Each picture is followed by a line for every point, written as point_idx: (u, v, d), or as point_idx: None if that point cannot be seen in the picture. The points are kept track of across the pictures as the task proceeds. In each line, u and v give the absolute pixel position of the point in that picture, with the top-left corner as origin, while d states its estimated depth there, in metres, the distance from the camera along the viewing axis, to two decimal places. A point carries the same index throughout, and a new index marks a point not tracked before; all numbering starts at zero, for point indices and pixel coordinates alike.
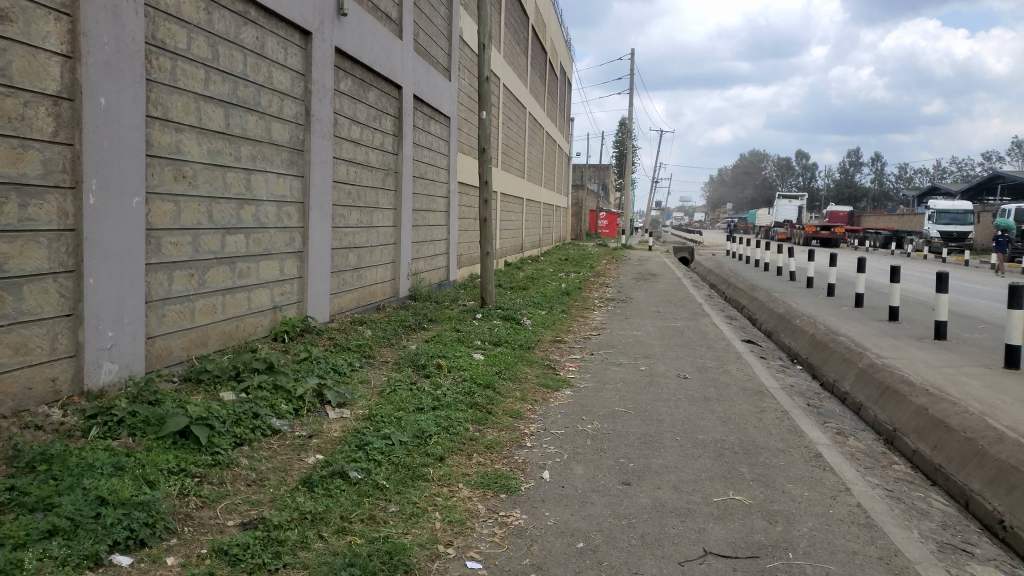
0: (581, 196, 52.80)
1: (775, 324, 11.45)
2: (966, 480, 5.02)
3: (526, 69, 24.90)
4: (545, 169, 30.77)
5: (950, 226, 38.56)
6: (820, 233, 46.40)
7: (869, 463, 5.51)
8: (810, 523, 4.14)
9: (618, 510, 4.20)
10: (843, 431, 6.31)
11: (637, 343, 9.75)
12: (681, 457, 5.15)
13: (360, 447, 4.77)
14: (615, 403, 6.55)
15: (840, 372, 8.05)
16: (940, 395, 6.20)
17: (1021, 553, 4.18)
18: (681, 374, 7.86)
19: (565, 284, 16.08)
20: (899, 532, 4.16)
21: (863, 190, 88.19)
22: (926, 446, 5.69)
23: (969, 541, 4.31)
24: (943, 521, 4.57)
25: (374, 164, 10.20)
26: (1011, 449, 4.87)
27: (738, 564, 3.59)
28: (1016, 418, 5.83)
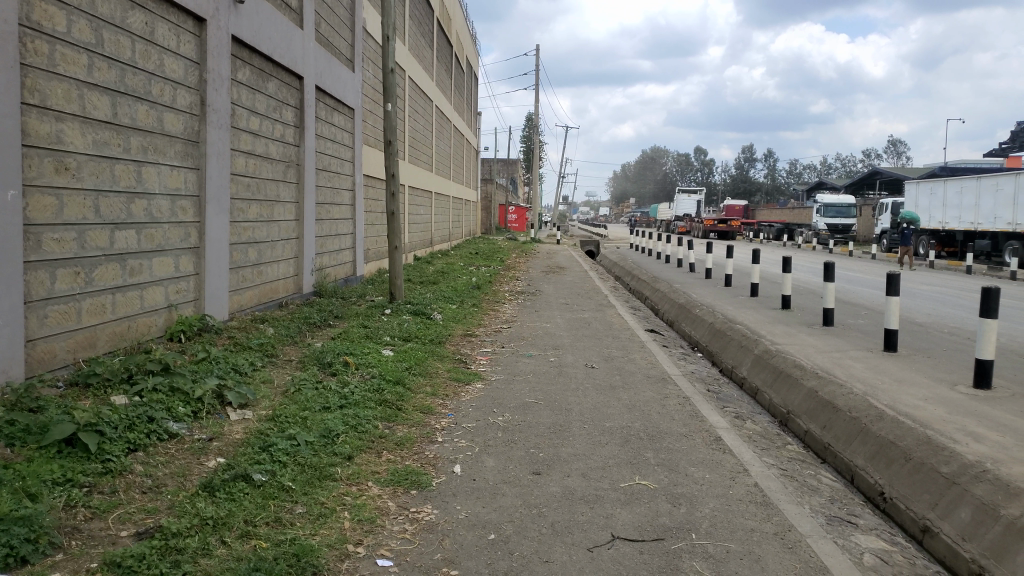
0: (489, 189, 52.87)
1: (677, 313, 11.81)
2: (852, 457, 5.32)
3: (432, 61, 24.70)
4: (453, 162, 30.65)
5: (836, 219, 40.79)
6: (717, 226, 48.18)
7: (766, 444, 5.75)
8: (711, 503, 4.29)
9: (529, 499, 4.24)
10: (742, 415, 6.57)
11: (546, 334, 9.85)
12: (589, 445, 5.24)
13: (264, 448, 4.61)
14: (525, 395, 6.60)
15: (738, 358, 8.39)
16: (828, 377, 6.55)
17: (900, 523, 4.50)
18: (589, 364, 8.00)
19: (475, 277, 16.07)
20: (792, 507, 4.36)
21: (758, 185, 92.08)
22: (817, 426, 6.00)
23: (854, 513, 4.60)
24: (832, 496, 4.84)
25: (274, 156, 9.88)
26: (891, 426, 5.23)
27: (644, 546, 3.69)
28: (897, 398, 6.22)
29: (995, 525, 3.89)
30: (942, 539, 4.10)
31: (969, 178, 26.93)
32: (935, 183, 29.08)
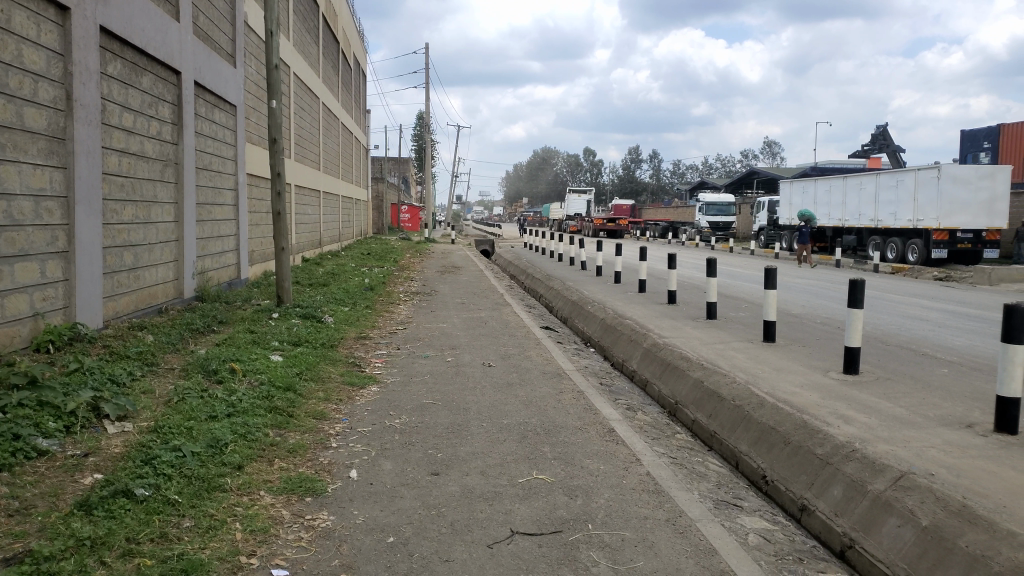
0: (380, 188, 52.11)
1: (571, 310, 12.05)
2: (737, 443, 5.60)
3: (318, 57, 24.10)
4: (342, 161, 30.03)
5: (718, 217, 42.70)
6: (607, 225, 49.44)
7: (656, 433, 5.96)
8: (606, 494, 4.40)
9: (428, 500, 4.22)
10: (633, 407, 6.78)
11: (443, 335, 9.82)
12: (487, 443, 5.27)
13: (146, 461, 4.38)
14: (422, 396, 6.56)
15: (629, 352, 8.65)
16: (713, 368, 6.87)
17: (781, 503, 4.78)
18: (486, 362, 8.03)
19: (368, 279, 15.83)
20: (682, 494, 4.54)
21: (644, 185, 95.17)
22: (704, 416, 6.26)
23: (739, 496, 4.84)
24: (718, 481, 5.08)
25: (150, 154, 9.39)
26: (771, 412, 5.53)
27: (542, 539, 3.74)
28: (775, 385, 6.60)
29: (864, 500, 4.21)
30: (818, 516, 4.39)
31: (836, 178, 28.81)
32: (806, 182, 30.92)
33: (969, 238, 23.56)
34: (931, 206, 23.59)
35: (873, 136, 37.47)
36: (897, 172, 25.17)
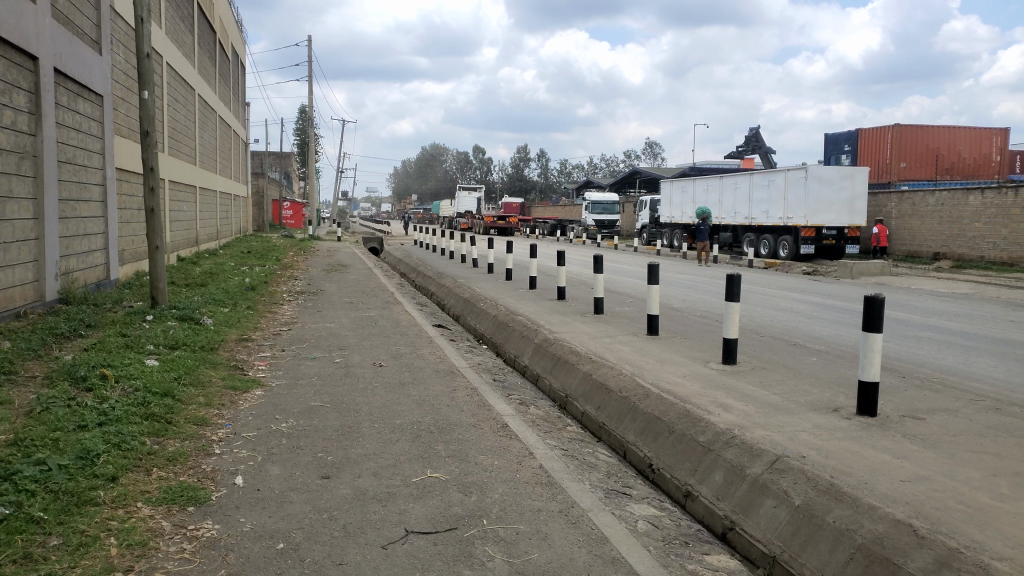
0: (262, 184, 50.27)
1: (462, 307, 12.05)
2: (624, 433, 5.77)
3: (193, 47, 22.99)
4: (220, 156, 28.77)
5: (603, 215, 43.80)
6: (496, 223, 49.77)
7: (547, 427, 6.05)
8: (500, 489, 4.43)
9: (319, 504, 4.10)
10: (525, 401, 6.86)
11: (330, 335, 9.59)
12: (379, 443, 5.18)
13: (4, 478, 4.03)
14: (310, 398, 6.37)
15: (520, 348, 8.75)
16: (601, 361, 7.05)
17: (666, 490, 4.97)
18: (376, 362, 7.90)
19: (250, 278, 15.24)
20: (574, 485, 4.63)
21: (532, 184, 96.41)
22: (593, 408, 6.42)
23: (628, 484, 4.99)
24: (608, 470, 5.22)
25: (3, 146, 8.67)
26: (656, 402, 5.73)
27: (437, 538, 3.72)
28: (660, 376, 6.85)
29: (743, 483, 4.44)
30: (701, 500, 4.59)
31: (713, 178, 30.20)
32: (685, 181, 32.20)
33: (833, 234, 25.25)
34: (799, 204, 25.16)
35: (746, 138, 39.53)
36: (769, 173, 26.62)
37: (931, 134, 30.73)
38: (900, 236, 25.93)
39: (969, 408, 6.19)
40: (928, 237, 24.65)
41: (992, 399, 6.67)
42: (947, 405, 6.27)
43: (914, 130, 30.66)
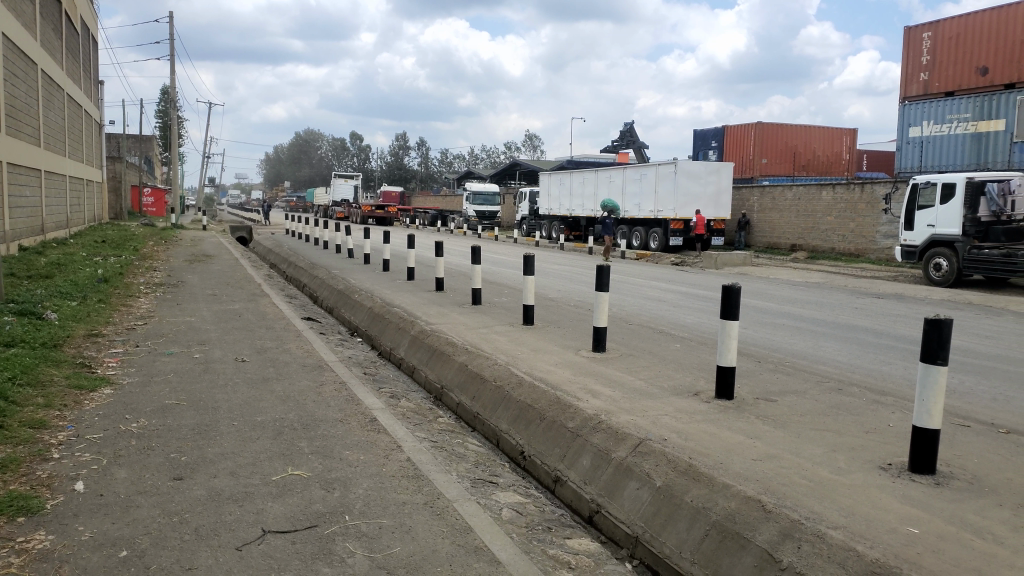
0: (118, 168, 46.96)
1: (335, 299, 11.76)
2: (497, 422, 5.81)
3: (34, 18, 21.17)
4: (69, 138, 26.66)
5: (484, 206, 43.92)
6: (375, 211, 48.98)
7: (418, 419, 5.99)
8: (365, 484, 4.35)
9: (168, 507, 3.88)
10: (397, 394, 6.77)
11: (190, 329, 9.10)
12: (238, 442, 4.97)
13: None
14: (164, 397, 6.02)
15: (395, 340, 8.63)
16: (477, 352, 7.06)
17: (536, 476, 5.06)
18: (239, 358, 7.56)
19: (101, 269, 14.21)
20: (440, 476, 4.61)
21: (413, 173, 95.27)
22: (467, 398, 6.42)
23: (496, 473, 5.04)
24: (477, 460, 5.23)
25: None
26: (529, 391, 5.80)
27: (296, 536, 3.60)
28: (533, 365, 6.94)
29: (608, 467, 4.57)
30: (569, 486, 4.69)
31: (589, 171, 30.95)
32: (563, 174, 32.82)
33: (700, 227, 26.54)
34: (669, 198, 26.22)
35: (621, 133, 40.74)
36: (641, 167, 27.57)
37: (789, 132, 32.73)
38: (760, 229, 27.51)
39: (816, 390, 6.64)
40: (786, 229, 26.29)
41: (836, 380, 7.18)
42: (797, 387, 6.70)
43: (774, 129, 32.56)
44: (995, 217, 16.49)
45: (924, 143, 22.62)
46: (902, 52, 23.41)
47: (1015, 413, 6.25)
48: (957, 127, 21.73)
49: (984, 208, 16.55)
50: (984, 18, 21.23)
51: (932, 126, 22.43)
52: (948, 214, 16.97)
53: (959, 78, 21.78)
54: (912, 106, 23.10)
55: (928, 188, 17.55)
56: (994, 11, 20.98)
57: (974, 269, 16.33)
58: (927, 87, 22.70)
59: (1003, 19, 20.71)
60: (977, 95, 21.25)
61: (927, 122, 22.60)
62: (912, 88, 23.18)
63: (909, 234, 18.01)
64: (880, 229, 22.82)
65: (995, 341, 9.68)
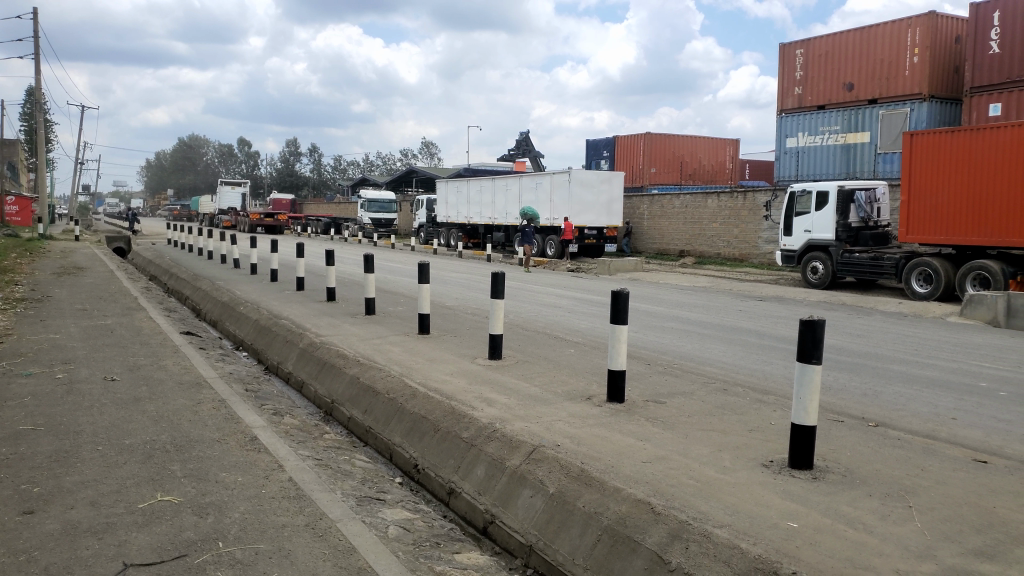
0: None
1: (220, 312, 11.22)
2: (391, 436, 5.64)
3: None
4: None
5: (380, 213, 43.21)
6: (265, 220, 47.33)
7: (303, 437, 5.75)
8: (242, 507, 4.10)
9: (14, 545, 3.52)
10: (282, 411, 6.48)
11: (55, 347, 8.43)
12: (102, 468, 4.60)
13: None
14: (19, 422, 5.52)
15: (283, 354, 8.29)
16: (368, 364, 6.86)
17: (429, 489, 4.94)
18: (108, 377, 7.05)
19: None
20: (325, 496, 4.42)
21: (305, 180, 92.75)
22: (359, 411, 6.22)
23: (384, 489, 4.88)
24: (365, 477, 5.06)
25: None
26: (422, 402, 5.67)
27: (163, 568, 3.34)
28: (426, 375, 6.80)
29: (502, 475, 4.50)
30: (462, 497, 4.60)
31: (486, 179, 31.06)
32: (460, 182, 32.83)
33: (594, 234, 26.87)
34: (564, 206, 26.65)
35: (517, 141, 41.11)
36: (536, 175, 27.88)
37: (677, 143, 33.93)
38: (651, 236, 28.33)
39: (702, 391, 6.82)
40: (675, 236, 27.19)
41: (722, 381, 7.40)
42: (685, 389, 6.86)
43: (662, 139, 33.67)
44: (864, 222, 17.86)
45: (800, 153, 24.00)
46: (778, 67, 24.68)
47: (883, 407, 6.61)
48: (828, 138, 23.19)
49: (854, 214, 17.75)
50: (849, 37, 22.61)
51: (806, 138, 23.81)
52: (823, 220, 17.93)
53: (829, 92, 23.17)
54: (788, 119, 24.39)
55: (805, 196, 18.48)
56: (858, 31, 22.36)
57: (847, 272, 17.36)
58: (801, 101, 24.02)
59: (866, 38, 22.09)
60: (845, 109, 22.70)
61: (802, 133, 23.97)
62: (788, 101, 24.43)
63: (788, 239, 18.89)
64: (762, 235, 23.97)
65: (865, 339, 10.27)
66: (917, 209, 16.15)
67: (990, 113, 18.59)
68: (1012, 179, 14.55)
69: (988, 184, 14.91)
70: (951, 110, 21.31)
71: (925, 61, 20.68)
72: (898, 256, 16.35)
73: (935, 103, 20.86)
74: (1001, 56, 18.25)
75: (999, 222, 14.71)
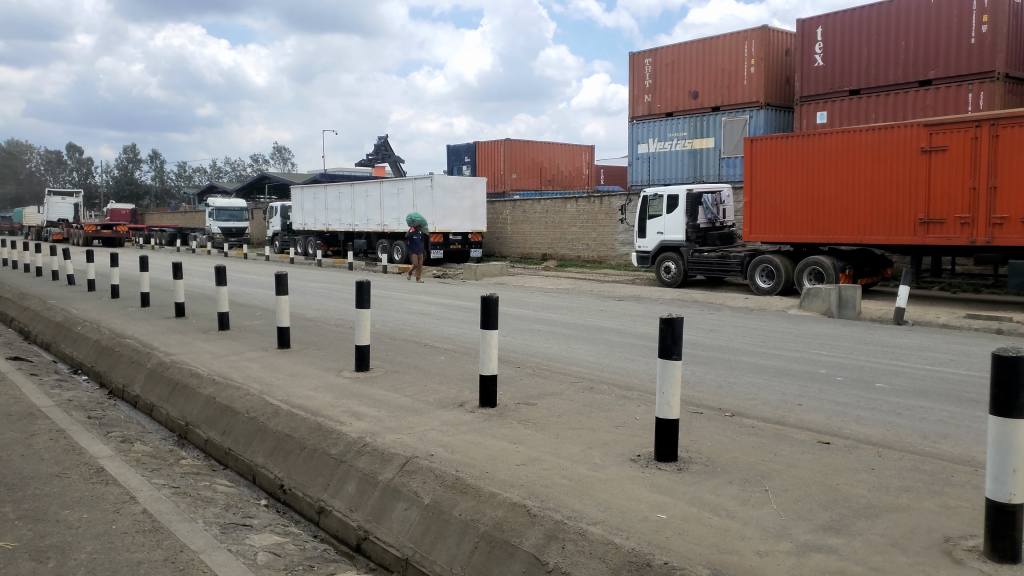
0: None
1: (54, 334, 10.25)
2: (253, 457, 5.34)
3: None
4: None
5: (231, 222, 41.13)
6: (101, 232, 43.84)
7: (156, 464, 5.35)
8: (89, 546, 3.76)
9: None
10: (132, 438, 6.00)
11: None
12: None
13: None
14: None
15: (129, 376, 7.68)
16: (226, 382, 6.48)
17: (299, 510, 4.72)
18: None
19: None
20: (184, 527, 4.14)
21: (146, 188, 86.87)
22: (217, 433, 5.86)
23: (249, 514, 4.62)
24: (227, 502, 4.77)
25: None
26: (286, 420, 5.42)
27: None
28: (290, 391, 6.52)
29: (375, 490, 4.37)
30: (334, 515, 4.43)
31: (344, 185, 30.39)
32: (317, 188, 31.95)
33: (458, 240, 26.89)
34: (427, 212, 26.52)
35: (375, 146, 40.50)
36: (397, 181, 27.58)
37: (535, 148, 34.64)
38: (514, 240, 28.75)
39: (571, 390, 6.96)
40: (537, 240, 27.73)
41: (589, 380, 7.59)
42: (554, 389, 6.97)
43: (521, 144, 34.26)
44: (711, 223, 18.95)
45: (651, 158, 25.16)
46: (629, 75, 25.76)
47: (738, 398, 7.01)
48: (677, 144, 24.47)
49: (703, 216, 18.78)
50: (691, 47, 23.95)
51: (656, 143, 25.00)
52: (674, 222, 18.87)
53: (675, 100, 24.44)
54: (639, 125, 25.50)
55: (657, 200, 19.34)
56: (699, 43, 23.71)
57: (697, 270, 18.40)
58: (651, 108, 25.19)
59: (706, 49, 23.47)
60: (691, 117, 24.01)
61: (652, 139, 25.14)
62: (639, 108, 25.55)
63: (643, 241, 19.71)
64: (619, 237, 24.91)
65: (718, 334, 10.87)
66: (758, 210, 17.34)
67: (818, 120, 20.28)
68: (839, 179, 15.92)
69: (819, 184, 16.23)
70: (785, 118, 23.02)
71: (760, 72, 22.29)
72: (743, 255, 17.57)
73: (771, 110, 22.48)
74: (825, 68, 19.96)
75: (828, 222, 16.11)
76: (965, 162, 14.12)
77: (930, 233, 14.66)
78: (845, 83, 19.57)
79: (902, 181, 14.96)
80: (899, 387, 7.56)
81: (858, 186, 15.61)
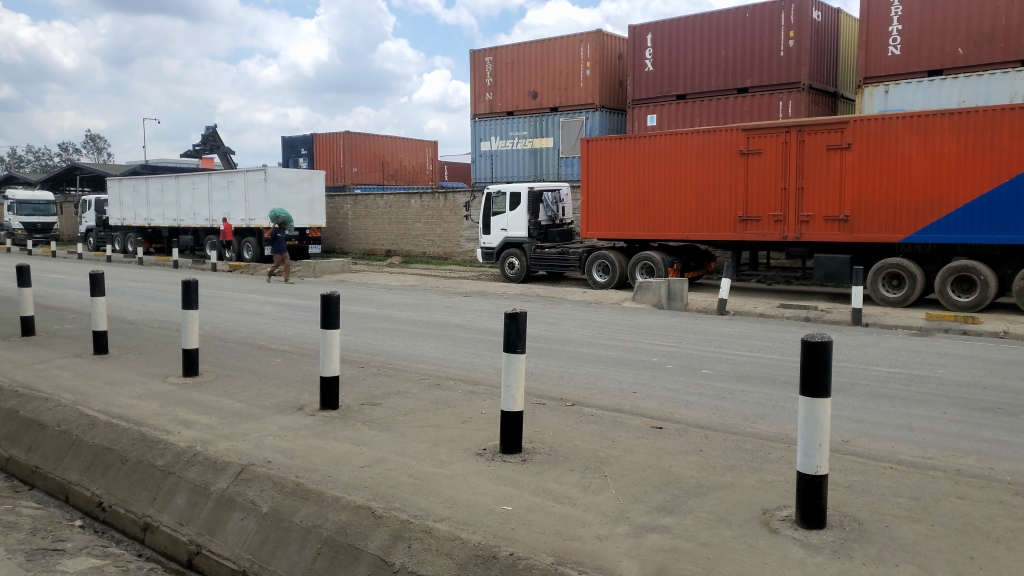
0: None
1: None
2: (66, 473, 4.83)
3: None
4: None
5: (35, 216, 37.13)
6: None
7: None
8: None
9: None
10: None
11: None
12: None
13: None
14: None
15: None
16: (31, 394, 5.82)
17: (121, 528, 4.34)
18: None
19: None
20: None
21: None
22: (20, 450, 5.25)
23: (61, 537, 4.19)
24: (34, 527, 4.31)
25: None
26: (105, 431, 4.95)
27: None
28: (108, 401, 5.98)
29: (207, 501, 4.09)
30: (161, 531, 4.11)
31: (168, 176, 28.47)
32: (135, 180, 29.64)
33: (296, 235, 25.77)
34: (261, 206, 25.30)
35: (203, 136, 38.11)
36: (226, 173, 26.14)
37: (376, 143, 34.03)
38: (356, 236, 28.15)
39: (416, 387, 6.89)
40: (380, 236, 27.31)
41: (435, 376, 7.55)
42: (399, 388, 6.87)
43: (362, 138, 33.52)
44: (551, 220, 19.48)
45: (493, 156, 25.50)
46: (470, 73, 25.94)
47: (579, 388, 7.24)
48: (518, 142, 24.93)
49: (543, 213, 19.25)
50: (530, 48, 24.49)
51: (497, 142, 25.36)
52: (516, 220, 19.21)
53: (516, 99, 24.88)
54: (481, 123, 25.75)
55: (499, 197, 19.61)
56: (538, 44, 24.29)
57: (540, 266, 18.93)
58: (492, 106, 25.50)
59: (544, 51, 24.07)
60: (530, 116, 24.55)
61: (493, 137, 25.48)
62: (480, 106, 25.79)
63: (486, 237, 19.93)
64: (463, 234, 25.01)
65: (559, 327, 11.18)
66: (595, 208, 18.04)
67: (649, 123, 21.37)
68: (668, 178, 16.87)
69: (650, 183, 17.11)
70: (619, 119, 24.07)
71: (595, 74, 23.16)
72: (581, 251, 18.27)
73: (605, 112, 23.39)
74: (655, 72, 21.06)
75: (658, 219, 17.05)
76: (776, 164, 15.45)
77: (748, 230, 15.93)
78: (673, 88, 20.77)
79: (723, 181, 16.11)
80: (723, 372, 8.13)
81: (685, 185, 16.62)
